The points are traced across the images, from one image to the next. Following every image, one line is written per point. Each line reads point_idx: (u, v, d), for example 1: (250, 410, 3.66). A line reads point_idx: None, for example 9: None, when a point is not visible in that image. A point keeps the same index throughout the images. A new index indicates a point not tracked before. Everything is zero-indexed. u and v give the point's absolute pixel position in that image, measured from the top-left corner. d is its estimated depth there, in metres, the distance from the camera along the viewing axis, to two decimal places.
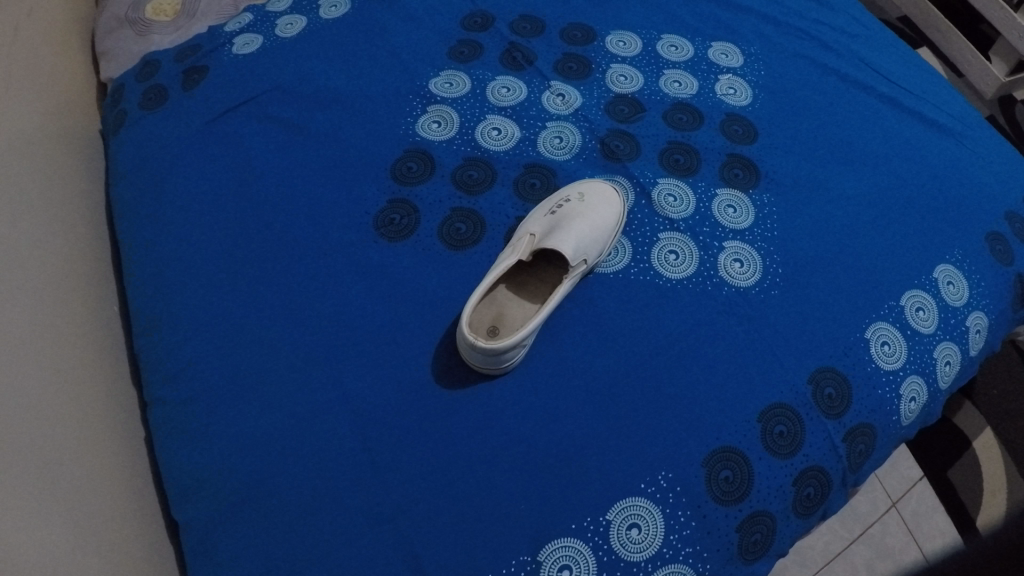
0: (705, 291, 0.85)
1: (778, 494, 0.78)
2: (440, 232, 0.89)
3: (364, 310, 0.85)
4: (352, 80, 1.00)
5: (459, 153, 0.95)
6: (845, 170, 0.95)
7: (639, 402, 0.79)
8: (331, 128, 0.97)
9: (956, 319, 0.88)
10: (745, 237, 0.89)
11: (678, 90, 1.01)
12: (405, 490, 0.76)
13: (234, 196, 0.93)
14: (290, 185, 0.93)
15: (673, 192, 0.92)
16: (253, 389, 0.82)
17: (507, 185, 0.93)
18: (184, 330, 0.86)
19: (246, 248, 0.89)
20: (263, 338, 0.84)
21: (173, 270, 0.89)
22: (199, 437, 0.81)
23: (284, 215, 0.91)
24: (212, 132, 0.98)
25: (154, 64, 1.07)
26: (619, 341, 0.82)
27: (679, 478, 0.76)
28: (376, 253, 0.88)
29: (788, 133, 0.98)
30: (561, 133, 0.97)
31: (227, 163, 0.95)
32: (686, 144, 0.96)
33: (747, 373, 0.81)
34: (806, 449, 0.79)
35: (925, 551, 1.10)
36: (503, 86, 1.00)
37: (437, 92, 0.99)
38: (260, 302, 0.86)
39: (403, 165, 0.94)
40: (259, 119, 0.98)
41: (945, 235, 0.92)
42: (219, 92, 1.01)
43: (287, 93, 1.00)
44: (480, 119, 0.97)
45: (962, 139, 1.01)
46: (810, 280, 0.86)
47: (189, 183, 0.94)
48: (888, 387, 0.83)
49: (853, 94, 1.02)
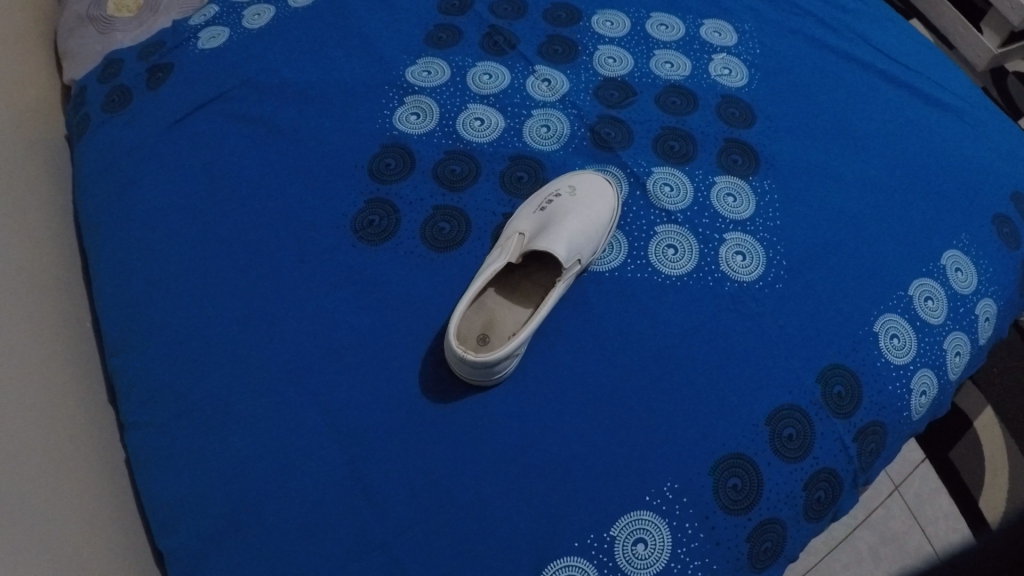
0: (706, 287, 0.81)
1: (788, 500, 0.75)
2: (423, 233, 0.84)
3: (346, 321, 0.80)
4: (324, 72, 0.94)
5: (440, 147, 0.89)
6: (847, 154, 0.90)
7: (642, 408, 0.75)
8: (304, 124, 0.90)
9: (965, 307, 0.85)
10: (747, 228, 0.84)
11: (670, 71, 0.95)
12: (399, 513, 0.72)
13: (205, 201, 0.87)
14: (263, 188, 0.87)
15: (669, 182, 0.87)
16: (232, 410, 0.76)
17: (492, 180, 0.87)
18: (157, 349, 0.80)
19: (218, 258, 0.83)
20: (241, 355, 0.79)
21: (142, 284, 0.83)
22: (178, 465, 0.76)
23: (258, 220, 0.85)
24: (179, 134, 0.91)
25: (116, 63, 0.99)
26: (618, 345, 0.78)
27: (685, 488, 0.73)
28: (356, 258, 0.83)
29: (787, 115, 0.93)
30: (548, 121, 0.91)
31: (196, 166, 0.89)
32: (681, 129, 0.91)
33: (753, 374, 0.77)
34: (817, 451, 0.76)
35: (929, 534, 1.07)
36: (484, 72, 0.94)
37: (414, 81, 0.93)
38: (236, 316, 0.80)
39: (381, 162, 0.88)
40: (228, 117, 0.91)
41: (953, 219, 0.88)
42: (184, 90, 0.94)
43: (256, 89, 0.93)
44: (461, 108, 0.91)
45: (967, 116, 0.97)
46: (815, 272, 0.82)
47: (157, 190, 0.88)
48: (898, 381, 0.79)
49: (852, 72, 0.97)
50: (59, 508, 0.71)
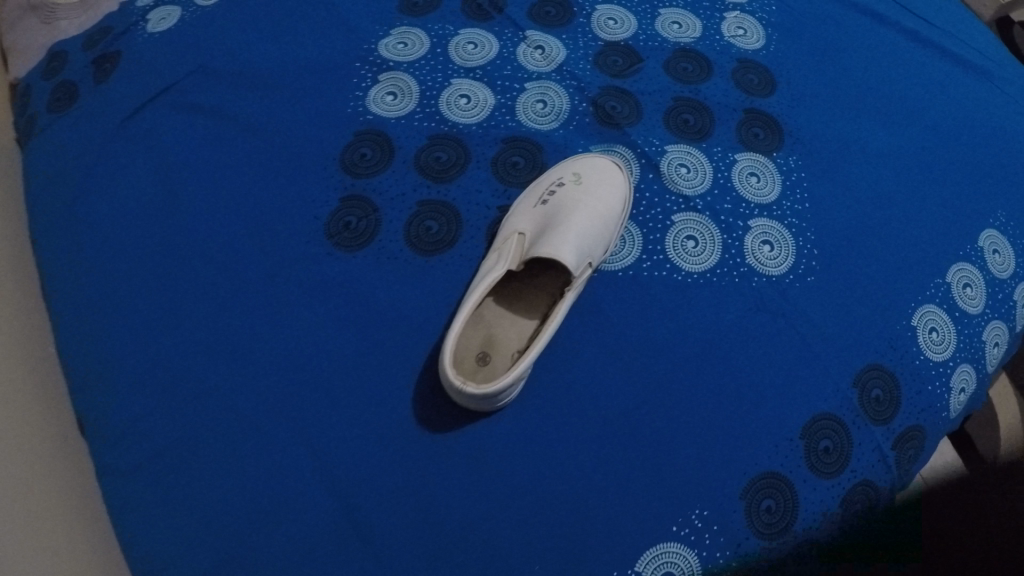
0: (732, 283, 0.73)
1: (825, 518, 0.68)
2: (408, 235, 0.73)
3: (327, 343, 0.70)
4: (288, 52, 0.81)
5: (422, 132, 0.77)
6: (876, 126, 0.81)
7: (667, 427, 0.68)
8: (269, 115, 0.78)
9: (1004, 293, 0.78)
10: (773, 212, 0.76)
11: (678, 32, 0.84)
12: (400, 561, 0.64)
13: (164, 210, 0.75)
14: (228, 192, 0.76)
15: (685, 162, 0.77)
16: (208, 451, 0.67)
17: (483, 167, 0.76)
18: (124, 384, 0.69)
19: (182, 276, 0.73)
20: (212, 387, 0.69)
21: (103, 309, 0.72)
22: (158, 515, 0.66)
23: (223, 228, 0.74)
24: (131, 133, 0.79)
25: (60, 55, 0.85)
26: (636, 355, 0.70)
27: (715, 514, 0.66)
28: (334, 268, 0.73)
29: (808, 81, 0.83)
30: (544, 95, 0.80)
31: (152, 170, 0.77)
32: (694, 100, 0.80)
33: (786, 382, 0.70)
34: (856, 463, 0.70)
35: None
36: (468, 41, 0.82)
37: (389, 55, 0.81)
38: (206, 342, 0.70)
39: (356, 153, 0.76)
40: (185, 111, 0.79)
41: (988, 194, 0.80)
42: (134, 82, 0.81)
43: (214, 75, 0.80)
44: (443, 84, 0.80)
45: (998, 77, 0.88)
46: (847, 262, 0.74)
47: (112, 199, 0.76)
48: (939, 380, 0.73)
49: (878, 32, 0.87)
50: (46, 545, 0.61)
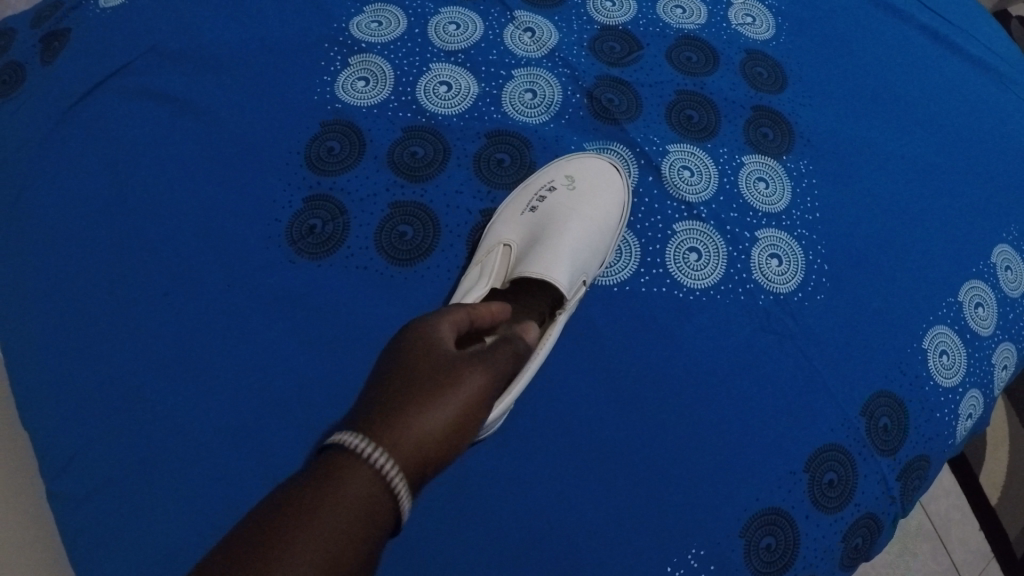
0: (736, 300, 0.67)
1: (825, 555, 0.64)
2: (379, 241, 0.66)
3: (291, 364, 0.62)
4: (251, 29, 0.71)
5: (397, 123, 0.69)
6: (890, 129, 0.75)
7: (663, 460, 0.62)
8: (229, 102, 0.69)
9: (1014, 312, 0.73)
10: (782, 223, 0.70)
11: (681, 18, 0.77)
12: None
13: (109, 210, 0.66)
14: (183, 190, 0.67)
15: (688, 164, 0.70)
16: (155, 487, 0.59)
17: (465, 165, 0.69)
18: (67, 411, 0.61)
19: (131, 286, 0.64)
20: (164, 415, 0.61)
21: (45, 326, 0.63)
22: (102, 562, 0.58)
23: (176, 232, 0.66)
24: (75, 120, 0.69)
25: (6, 33, 0.75)
26: (631, 381, 0.64)
27: (713, 554, 0.61)
28: (299, 278, 0.65)
29: (820, 77, 0.76)
30: (534, 84, 0.72)
31: (97, 163, 0.68)
32: (698, 94, 0.73)
33: (791, 412, 0.65)
34: (860, 497, 0.65)
35: (928, 509, 0.93)
36: (450, 20, 0.73)
37: (360, 34, 0.72)
38: (156, 363, 0.62)
39: (322, 147, 0.68)
40: (137, 97, 0.69)
41: (1002, 207, 0.75)
42: (80, 62, 0.71)
43: (168, 56, 0.70)
44: (421, 70, 0.71)
45: (1013, 79, 0.83)
46: (859, 280, 0.69)
47: (54, 196, 0.67)
48: (948, 407, 0.68)
49: (893, 26, 0.81)
50: (14, 563, 0.51)
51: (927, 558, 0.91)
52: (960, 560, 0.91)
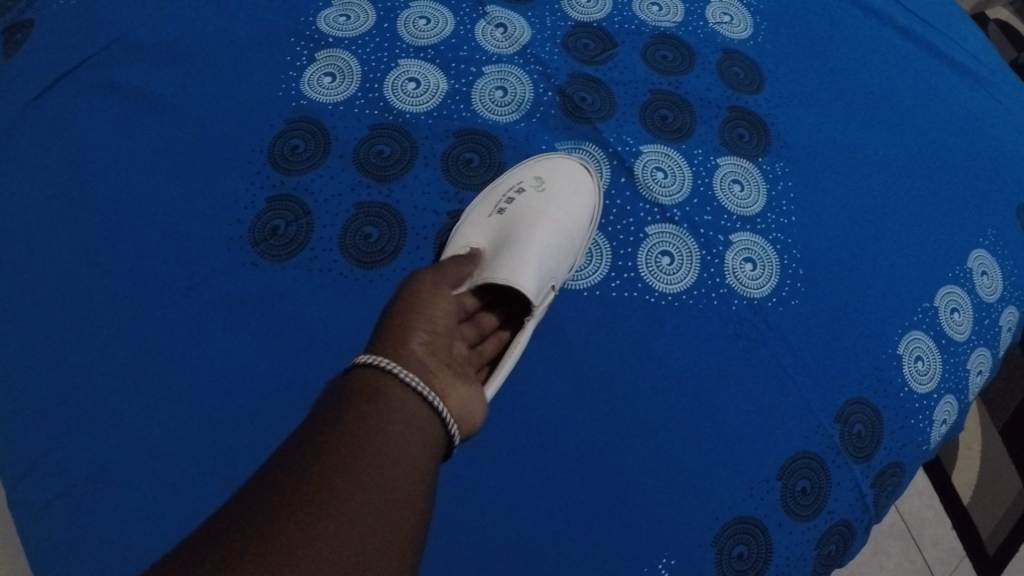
0: (709, 306, 0.66)
1: (798, 564, 0.63)
2: (343, 243, 0.64)
3: (252, 369, 0.60)
4: (214, 22, 0.69)
5: (364, 121, 0.67)
6: (867, 132, 0.75)
7: (633, 468, 0.61)
8: (191, 97, 0.67)
9: (989, 317, 0.73)
10: (757, 226, 0.68)
11: (657, 15, 0.75)
12: None
13: (65, 209, 0.64)
14: (142, 188, 0.64)
15: (662, 165, 0.69)
16: (108, 497, 0.57)
17: (433, 165, 0.67)
18: (23, 417, 0.59)
19: (87, 288, 0.62)
20: (118, 422, 0.58)
21: (4, 328, 0.62)
22: (58, 571, 0.56)
23: (133, 231, 0.63)
24: (34, 116, 0.67)
25: None
26: (602, 387, 0.63)
27: (684, 563, 0.60)
28: (262, 280, 0.63)
29: (797, 78, 0.75)
30: (505, 82, 0.70)
31: (54, 160, 0.65)
32: (674, 94, 0.72)
33: (765, 418, 0.64)
34: (834, 505, 0.64)
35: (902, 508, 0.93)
36: (421, 15, 0.71)
37: (328, 28, 0.70)
38: (111, 368, 0.60)
39: (286, 145, 0.66)
40: (96, 90, 0.67)
41: (978, 212, 0.75)
42: (40, 56, 0.69)
43: (129, 49, 0.68)
44: (389, 65, 0.69)
45: (990, 82, 0.82)
46: (834, 284, 0.68)
47: (13, 195, 0.65)
48: (922, 413, 0.68)
49: (871, 27, 0.80)
50: None
51: (899, 557, 0.90)
52: (933, 559, 0.91)
